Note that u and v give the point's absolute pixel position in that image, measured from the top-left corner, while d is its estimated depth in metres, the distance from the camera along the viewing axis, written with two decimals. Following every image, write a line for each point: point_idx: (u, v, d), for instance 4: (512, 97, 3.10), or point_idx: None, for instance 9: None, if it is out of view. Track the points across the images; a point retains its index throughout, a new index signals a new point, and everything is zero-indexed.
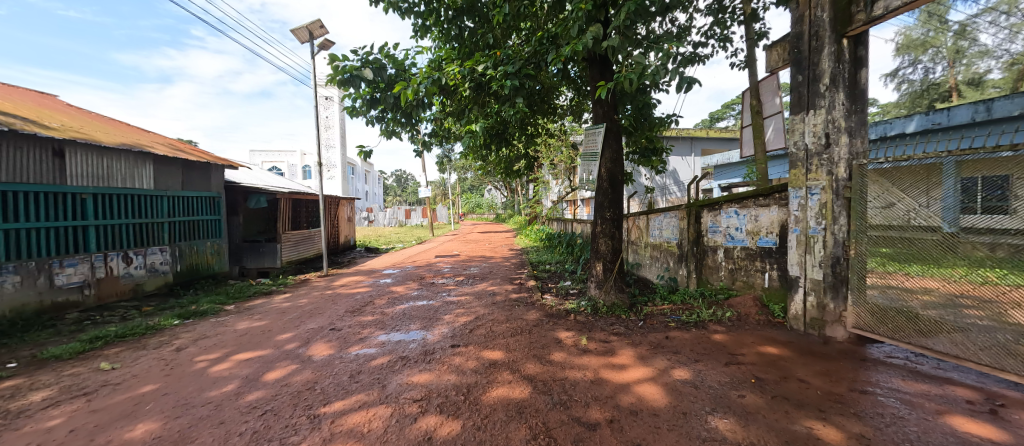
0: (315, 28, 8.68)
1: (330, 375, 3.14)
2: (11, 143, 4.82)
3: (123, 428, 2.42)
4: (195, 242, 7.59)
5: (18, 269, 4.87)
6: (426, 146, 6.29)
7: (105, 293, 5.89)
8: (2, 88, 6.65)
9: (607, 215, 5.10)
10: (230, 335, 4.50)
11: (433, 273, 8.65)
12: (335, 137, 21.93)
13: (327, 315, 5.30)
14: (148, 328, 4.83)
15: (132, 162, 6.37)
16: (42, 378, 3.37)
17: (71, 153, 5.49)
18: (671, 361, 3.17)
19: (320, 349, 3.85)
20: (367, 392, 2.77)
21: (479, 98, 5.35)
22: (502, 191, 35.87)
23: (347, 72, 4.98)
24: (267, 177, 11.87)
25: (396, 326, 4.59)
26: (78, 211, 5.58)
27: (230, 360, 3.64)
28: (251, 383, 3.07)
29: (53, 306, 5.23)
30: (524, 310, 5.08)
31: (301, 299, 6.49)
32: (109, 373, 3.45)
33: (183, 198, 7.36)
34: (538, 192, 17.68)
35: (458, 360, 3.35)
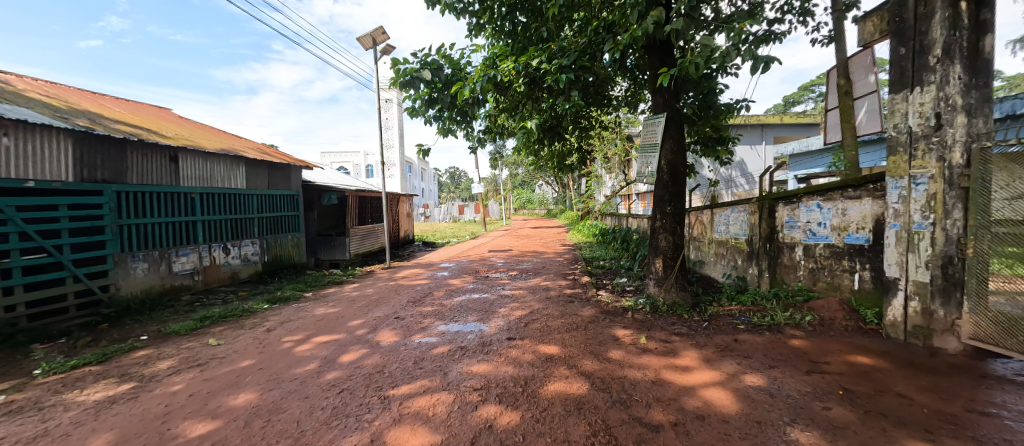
0: (378, 34, 9.22)
1: (396, 360, 3.36)
2: (140, 151, 5.74)
3: (229, 396, 2.79)
4: (280, 236, 8.49)
5: (146, 257, 5.78)
6: (481, 143, 6.42)
7: (209, 279, 6.80)
8: (133, 106, 7.92)
9: (667, 209, 4.86)
10: (310, 320, 4.99)
11: (487, 268, 8.81)
12: (395, 137, 23.19)
13: (391, 305, 5.66)
14: (244, 311, 5.51)
15: (229, 166, 7.28)
16: (167, 350, 4.00)
17: (184, 159, 6.39)
18: (741, 366, 2.95)
19: (387, 336, 4.13)
20: (431, 378, 2.92)
21: (532, 93, 5.35)
22: (553, 187, 35.60)
23: (408, 74, 5.22)
24: (337, 176, 12.89)
25: (454, 317, 4.76)
26: (189, 208, 6.50)
27: (311, 342, 4.04)
28: (329, 363, 3.38)
29: (171, 288, 6.16)
30: (579, 307, 5.01)
31: (368, 289, 6.99)
32: (216, 348, 4.00)
33: (269, 197, 8.26)
34: (591, 186, 17.37)
35: (514, 352, 3.41)
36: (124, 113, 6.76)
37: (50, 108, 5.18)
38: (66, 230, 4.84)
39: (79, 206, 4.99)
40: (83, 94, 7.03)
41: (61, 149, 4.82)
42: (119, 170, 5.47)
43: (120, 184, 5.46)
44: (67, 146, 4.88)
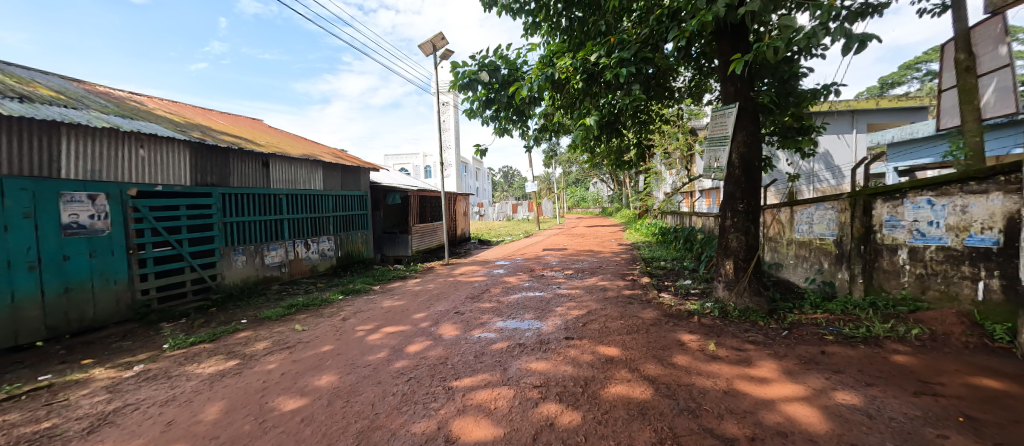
0: (438, 40, 9.62)
1: (458, 353, 3.50)
2: (240, 158, 6.57)
3: (314, 377, 3.10)
4: (351, 233, 9.23)
5: (244, 250, 6.61)
6: (536, 141, 6.43)
7: (294, 271, 7.60)
8: (233, 118, 9.07)
9: (739, 207, 4.50)
10: (379, 311, 5.37)
11: (542, 266, 8.81)
12: (452, 139, 24.03)
13: (451, 300, 5.90)
14: (323, 301, 6.08)
15: (309, 169, 8.05)
16: (262, 333, 4.54)
17: (273, 164, 7.20)
18: (830, 381, 2.65)
19: (448, 329, 4.31)
20: (491, 372, 3.00)
21: (590, 89, 5.24)
22: (608, 184, 34.60)
23: (466, 77, 5.38)
24: (400, 177, 13.67)
25: (511, 314, 4.84)
26: (277, 208, 7.30)
27: (381, 332, 4.34)
28: (397, 353, 3.61)
29: (264, 279, 6.97)
30: (640, 308, 4.82)
31: (429, 285, 7.35)
32: (301, 334, 4.46)
33: (342, 197, 9.01)
34: (650, 183, 16.63)
35: (573, 352, 3.37)
36: (226, 125, 7.76)
37: (173, 123, 6.12)
38: (185, 227, 5.69)
39: (194, 206, 5.83)
40: (195, 110, 8.20)
41: (181, 157, 5.67)
42: (224, 175, 6.31)
43: (224, 187, 6.29)
44: (185, 155, 5.73)
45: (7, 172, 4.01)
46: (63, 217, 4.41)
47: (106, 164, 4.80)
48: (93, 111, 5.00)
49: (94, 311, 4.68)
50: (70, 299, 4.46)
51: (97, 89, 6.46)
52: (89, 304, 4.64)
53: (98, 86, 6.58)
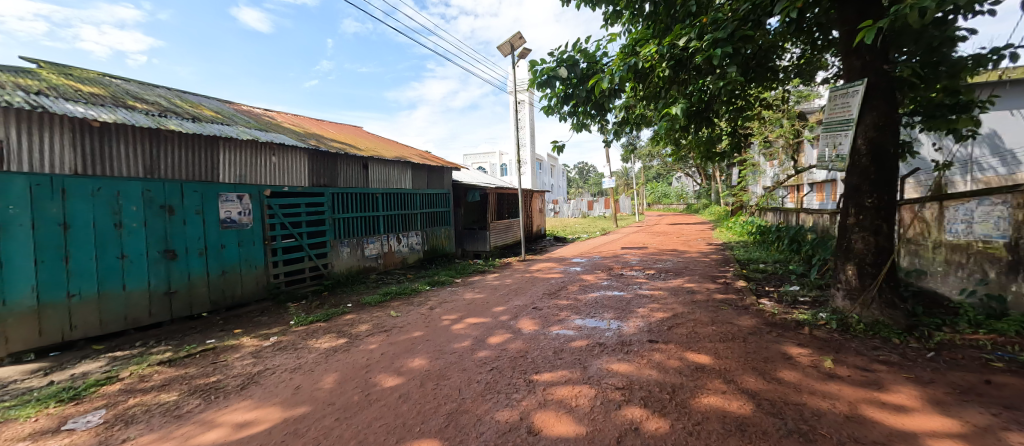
0: (516, 40, 9.80)
1: (537, 348, 3.55)
2: (346, 162, 7.45)
3: (408, 359, 3.41)
4: (436, 228, 9.90)
5: (349, 243, 7.49)
6: (616, 135, 6.20)
7: (387, 262, 8.41)
8: (339, 127, 10.30)
9: (867, 202, 3.81)
10: (462, 303, 5.69)
11: (621, 265, 8.47)
12: (527, 137, 24.30)
13: (529, 295, 6.00)
14: (413, 290, 6.64)
15: (401, 170, 8.81)
16: (364, 316, 5.13)
17: (372, 166, 8.03)
18: (999, 418, 2.13)
19: (527, 324, 4.40)
20: (571, 369, 2.99)
21: (678, 77, 4.84)
22: (694, 179, 31.94)
23: (544, 74, 5.38)
24: (479, 176, 14.25)
25: (590, 313, 4.75)
26: (374, 205, 8.13)
27: (464, 322, 4.60)
28: (480, 343, 3.79)
29: (364, 268, 7.83)
30: (735, 314, 4.38)
31: (507, 279, 7.56)
32: (396, 319, 4.93)
33: (428, 195, 9.71)
34: (745, 177, 14.97)
35: (658, 356, 3.20)
36: (334, 133, 8.85)
37: (295, 133, 7.17)
38: (305, 222, 6.64)
39: (311, 204, 6.78)
40: (311, 121, 9.48)
41: (302, 163, 6.62)
42: (333, 177, 7.21)
43: (333, 188, 7.19)
44: (305, 160, 6.67)
45: (185, 178, 5.07)
46: (221, 213, 5.45)
47: (249, 170, 5.81)
48: (240, 127, 6.08)
49: (241, 289, 5.72)
50: (225, 279, 5.51)
51: (241, 107, 7.82)
52: (238, 284, 5.68)
53: (242, 105, 7.96)
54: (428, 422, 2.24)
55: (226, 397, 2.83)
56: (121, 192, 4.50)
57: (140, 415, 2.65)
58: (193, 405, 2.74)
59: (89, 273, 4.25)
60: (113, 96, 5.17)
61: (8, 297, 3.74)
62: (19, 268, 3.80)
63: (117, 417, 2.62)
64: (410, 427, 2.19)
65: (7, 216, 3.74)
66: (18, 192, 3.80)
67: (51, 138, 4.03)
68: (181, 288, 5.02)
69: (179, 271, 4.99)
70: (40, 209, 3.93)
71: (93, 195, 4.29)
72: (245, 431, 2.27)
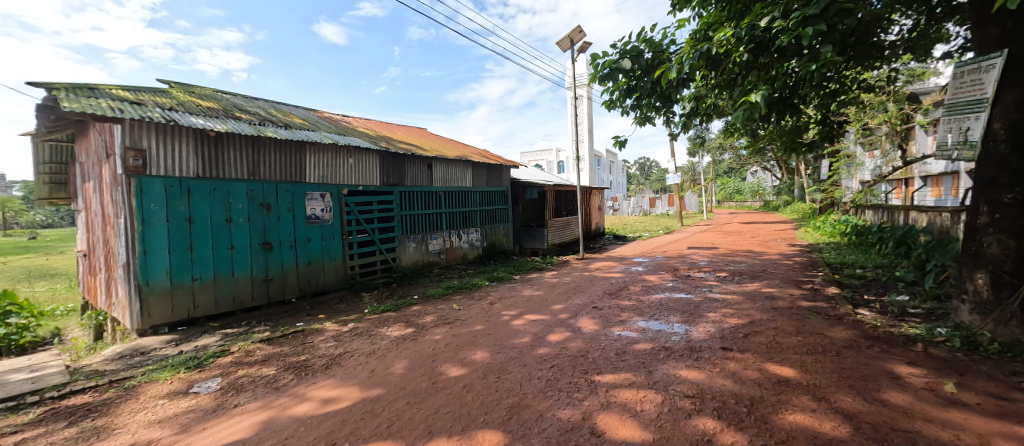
0: (575, 34, 9.61)
1: (598, 348, 3.48)
2: (412, 162, 7.89)
3: (470, 351, 3.53)
4: (494, 225, 10.13)
5: (415, 239, 7.93)
6: (684, 128, 5.82)
7: (449, 258, 8.78)
8: (406, 128, 10.91)
9: (1005, 199, 3.17)
10: (521, 299, 5.75)
11: (688, 266, 7.96)
12: (585, 133, 23.79)
13: (588, 294, 5.89)
14: (473, 285, 6.85)
15: (462, 169, 9.12)
16: (429, 308, 5.40)
17: (436, 165, 8.41)
18: None
19: (587, 323, 4.32)
20: (635, 373, 2.88)
21: (758, 61, 4.40)
22: (773, 173, 28.97)
23: (607, 67, 5.19)
24: (537, 174, 14.26)
25: (654, 315, 4.53)
26: (438, 203, 8.50)
27: (524, 318, 4.64)
28: (540, 339, 3.81)
29: (428, 263, 8.25)
30: (825, 324, 3.91)
31: (566, 277, 7.50)
32: (458, 312, 5.13)
33: (488, 193, 9.95)
34: (837, 170, 13.23)
35: (732, 365, 2.96)
36: (401, 135, 9.40)
37: (368, 136, 7.73)
38: (376, 218, 7.17)
39: (382, 202, 7.29)
40: (381, 124, 10.16)
41: (374, 164, 7.13)
42: (401, 176, 7.69)
43: (401, 187, 7.66)
44: (376, 161, 7.18)
45: (279, 179, 5.73)
46: (307, 210, 6.07)
47: (330, 171, 6.40)
48: (323, 132, 6.70)
49: (324, 279, 6.33)
50: (311, 269, 6.14)
51: (322, 114, 8.61)
52: (321, 274, 6.29)
53: (324, 112, 8.78)
54: (491, 413, 2.30)
55: (314, 374, 3.16)
56: (231, 192, 5.20)
57: (247, 384, 3.06)
58: (288, 379, 3.10)
59: (207, 261, 4.98)
60: (224, 109, 5.99)
61: (150, 280, 4.51)
62: (158, 255, 4.57)
63: (230, 385, 3.06)
64: (475, 417, 2.27)
65: (150, 211, 4.51)
66: (157, 192, 4.56)
67: (181, 147, 4.78)
68: (276, 276, 5.69)
69: (274, 261, 5.66)
70: (173, 206, 4.69)
71: (210, 195, 5.01)
72: (330, 407, 2.52)
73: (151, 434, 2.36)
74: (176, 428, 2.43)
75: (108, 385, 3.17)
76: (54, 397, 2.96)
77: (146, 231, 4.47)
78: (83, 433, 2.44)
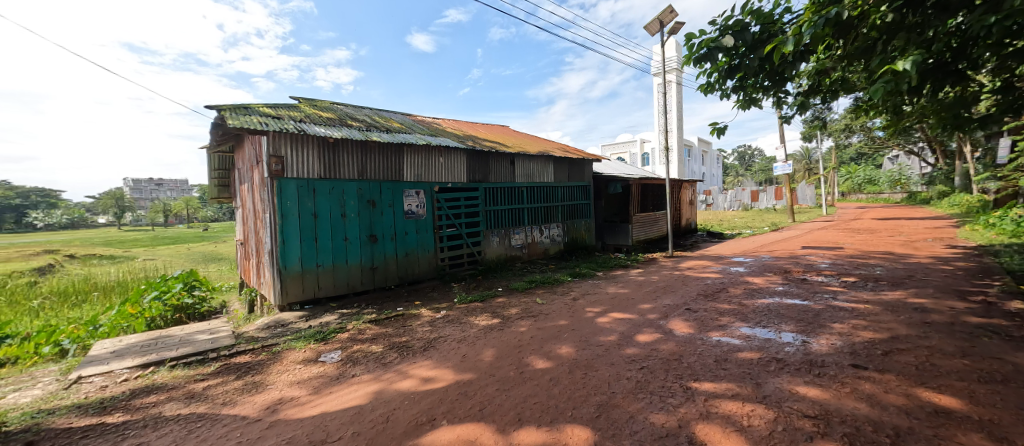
0: (666, 15, 8.92)
1: (694, 353, 3.22)
2: (495, 159, 8.15)
3: (555, 345, 3.54)
4: (576, 220, 9.99)
5: (498, 233, 8.19)
6: (801, 109, 5.03)
7: (531, 253, 8.90)
8: (490, 127, 11.28)
9: None
10: (605, 296, 5.59)
11: (802, 268, 6.92)
12: (674, 121, 22.12)
13: (680, 295, 5.47)
14: (555, 280, 6.86)
15: (543, 164, 9.14)
16: (513, 301, 5.56)
17: (518, 162, 8.57)
18: None
19: (680, 325, 4.02)
20: (739, 383, 2.60)
21: (908, 21, 3.57)
22: (922, 158, 23.61)
23: (704, 46, 4.61)
24: (621, 167, 13.67)
25: (761, 322, 4.04)
26: (520, 198, 8.66)
27: (609, 316, 4.51)
28: (627, 339, 3.66)
29: (511, 256, 8.47)
30: (1006, 347, 3.07)
31: (653, 276, 7.07)
32: (541, 306, 5.18)
33: (569, 188, 9.85)
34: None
35: (868, 387, 2.50)
36: (486, 133, 9.75)
37: (456, 136, 8.18)
38: (463, 213, 7.58)
39: (468, 198, 7.68)
40: (467, 124, 10.66)
41: (462, 162, 7.52)
42: (486, 173, 7.99)
43: (486, 183, 7.97)
44: (463, 159, 7.56)
45: (382, 178, 6.38)
46: (405, 206, 6.68)
47: (423, 169, 6.92)
48: (417, 134, 7.27)
49: (419, 269, 6.91)
50: (408, 259, 6.75)
51: (416, 118, 9.35)
52: (416, 264, 6.88)
53: (417, 116, 9.51)
54: (579, 409, 2.29)
55: (414, 355, 3.47)
56: (345, 190, 5.95)
57: (361, 358, 3.49)
58: (393, 357, 3.46)
59: (327, 250, 5.79)
60: (338, 118, 6.85)
61: (287, 265, 5.40)
62: (292, 245, 5.44)
63: (348, 358, 3.53)
64: (563, 410, 2.27)
65: (287, 208, 5.39)
66: (291, 191, 5.43)
67: (308, 153, 5.61)
68: (380, 265, 6.38)
69: (378, 252, 6.35)
70: (303, 203, 5.54)
71: (329, 193, 5.80)
72: (429, 386, 2.74)
73: (292, 392, 2.84)
74: (309, 389, 2.88)
75: (261, 349, 3.89)
76: (226, 355, 3.73)
77: (284, 224, 5.35)
78: (247, 385, 3.04)
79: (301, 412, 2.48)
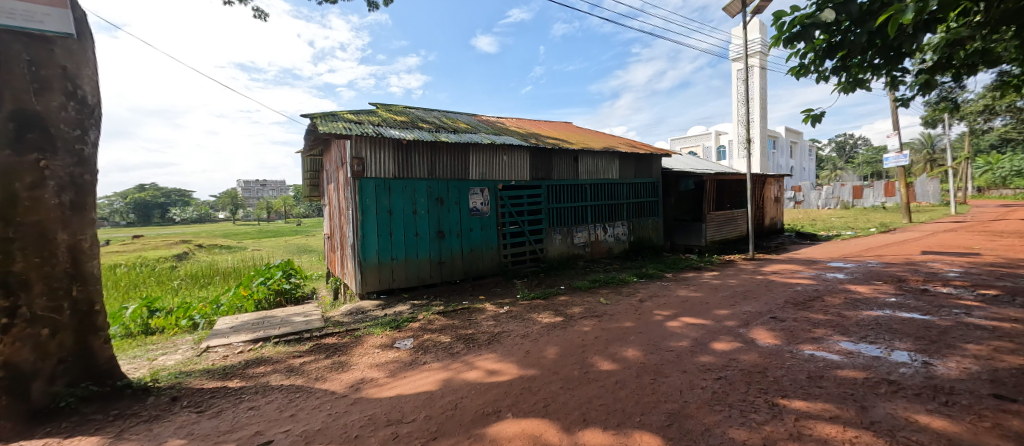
0: None
1: (781, 366, 2.90)
2: (559, 156, 8.08)
3: (621, 347, 3.42)
4: (642, 219, 9.54)
5: (561, 231, 8.12)
6: (923, 88, 4.26)
7: (594, 251, 8.70)
8: (553, 124, 11.22)
9: None
10: (676, 299, 5.27)
11: (922, 277, 5.88)
12: (756, 110, 20.09)
13: (763, 302, 4.97)
14: (620, 280, 6.63)
15: (608, 161, 8.86)
16: (576, 299, 5.48)
17: (582, 158, 8.41)
18: None
19: (764, 335, 3.65)
20: (839, 405, 2.29)
21: None
22: None
23: (797, 25, 4.06)
24: (694, 162, 12.77)
25: (866, 336, 3.51)
26: (583, 195, 8.49)
27: (680, 321, 4.24)
28: (702, 346, 3.41)
29: (573, 255, 8.36)
30: None
31: (731, 279, 6.51)
32: (605, 306, 5.05)
33: (636, 185, 9.43)
34: None
35: (1017, 423, 2.04)
36: (549, 130, 9.71)
37: (519, 134, 8.26)
38: (526, 211, 7.63)
39: (531, 195, 7.71)
40: (530, 122, 10.71)
41: (525, 160, 7.58)
42: (549, 170, 7.95)
43: (549, 181, 7.94)
44: (527, 157, 7.61)
45: (449, 177, 6.68)
46: (470, 204, 6.91)
47: (488, 168, 7.10)
48: (482, 133, 7.48)
49: (483, 264, 7.12)
50: (473, 255, 6.99)
51: (482, 118, 9.61)
52: (481, 260, 7.09)
53: (482, 116, 9.78)
54: (648, 415, 2.19)
55: (479, 347, 3.59)
56: (416, 189, 6.33)
57: (431, 347, 3.70)
58: (461, 348, 3.61)
59: (401, 245, 6.20)
60: (411, 121, 7.30)
61: (366, 257, 5.89)
62: (370, 239, 5.91)
63: (420, 345, 3.76)
64: (630, 415, 2.19)
65: (366, 205, 5.87)
66: (370, 190, 5.90)
67: (385, 154, 6.05)
68: (447, 260, 6.68)
69: (446, 247, 6.65)
70: (379, 201, 5.99)
71: (402, 191, 6.21)
72: (494, 378, 2.82)
73: (372, 374, 3.11)
74: (386, 372, 3.12)
75: (346, 332, 4.30)
76: (318, 335, 4.19)
77: (364, 220, 5.84)
78: (335, 364, 3.39)
79: (380, 393, 2.70)
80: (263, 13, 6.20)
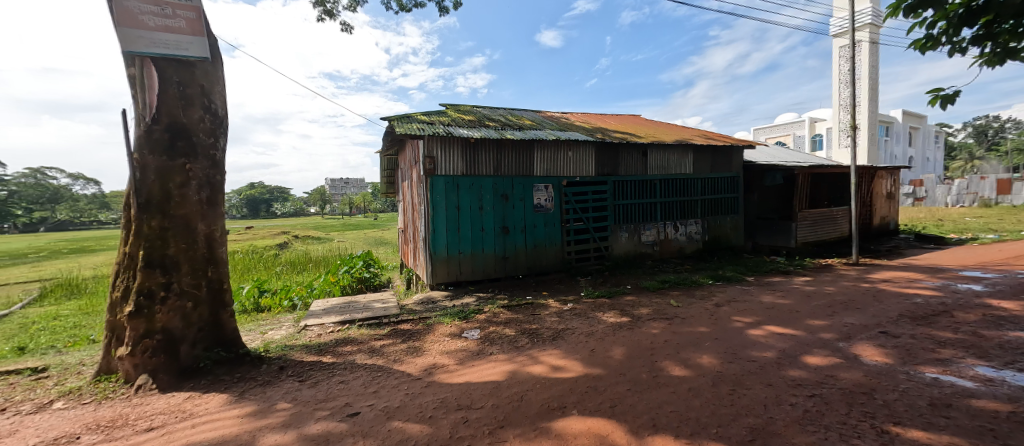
0: None
1: (892, 389, 2.51)
2: (626, 151, 7.78)
3: (695, 353, 3.21)
4: (719, 217, 8.82)
5: (628, 229, 7.83)
6: None
7: (664, 250, 8.25)
8: (620, 117, 10.81)
9: None
10: (759, 305, 4.81)
11: None
12: (863, 93, 17.39)
13: (868, 313, 4.33)
14: (693, 282, 6.22)
15: (681, 154, 8.32)
16: (644, 300, 5.26)
17: (651, 152, 8.00)
18: None
19: (870, 352, 3.19)
20: (973, 440, 1.92)
21: None
22: None
23: None
24: (782, 154, 11.47)
25: (1013, 362, 2.89)
26: (652, 191, 8.08)
27: (764, 329, 3.87)
28: (791, 359, 3.08)
29: (641, 254, 8.01)
30: None
31: (827, 286, 5.76)
32: (676, 309, 4.78)
33: (712, 180, 8.74)
34: None
35: None
36: (616, 124, 9.38)
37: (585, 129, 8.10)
38: (591, 207, 7.48)
39: (596, 191, 7.53)
40: (596, 116, 10.43)
41: (590, 155, 7.42)
42: (616, 166, 7.69)
43: (615, 176, 7.68)
44: (592, 153, 7.44)
45: (514, 173, 6.78)
46: (535, 200, 6.96)
47: (552, 164, 7.07)
48: (547, 130, 7.46)
49: (547, 260, 7.14)
50: (537, 251, 7.04)
51: (546, 114, 9.59)
52: (544, 256, 7.11)
53: (547, 112, 9.75)
54: (726, 428, 2.04)
55: (544, 343, 3.62)
56: (483, 185, 6.53)
57: (496, 339, 3.82)
58: (526, 342, 3.68)
59: (468, 239, 6.46)
60: (478, 120, 7.53)
61: (436, 250, 6.23)
62: (440, 233, 6.25)
63: (486, 337, 3.90)
64: (705, 425, 2.06)
65: (437, 201, 6.21)
66: (441, 187, 6.22)
67: (454, 153, 6.33)
68: (511, 255, 6.82)
69: (510, 242, 6.79)
70: (449, 197, 6.29)
71: (470, 187, 6.45)
72: (559, 374, 2.83)
73: (443, 360, 3.30)
74: (455, 359, 3.29)
75: (418, 320, 4.61)
76: (394, 321, 4.55)
77: (435, 215, 6.19)
78: (410, 348, 3.66)
79: (451, 378, 2.86)
80: (349, 26, 6.87)
